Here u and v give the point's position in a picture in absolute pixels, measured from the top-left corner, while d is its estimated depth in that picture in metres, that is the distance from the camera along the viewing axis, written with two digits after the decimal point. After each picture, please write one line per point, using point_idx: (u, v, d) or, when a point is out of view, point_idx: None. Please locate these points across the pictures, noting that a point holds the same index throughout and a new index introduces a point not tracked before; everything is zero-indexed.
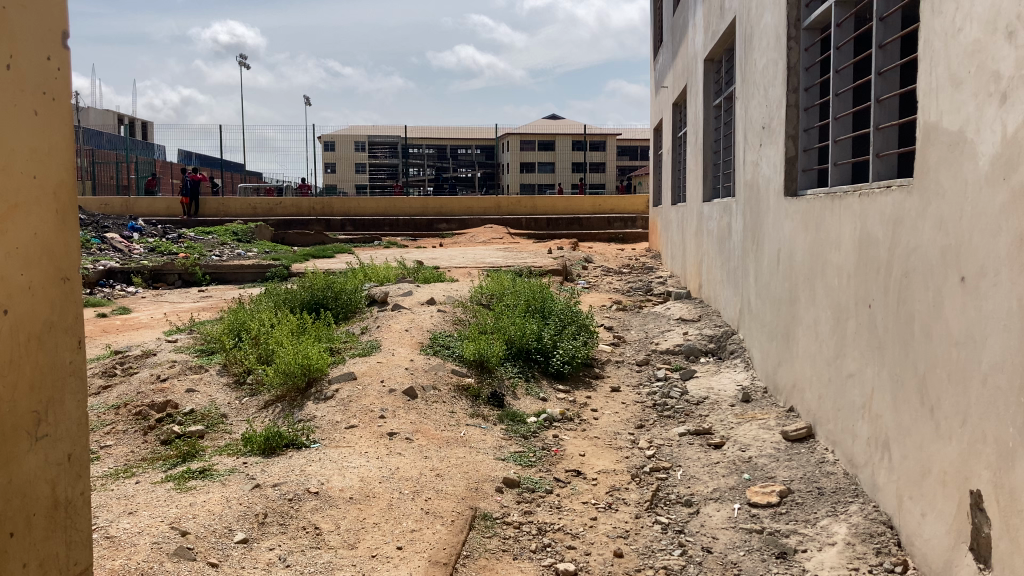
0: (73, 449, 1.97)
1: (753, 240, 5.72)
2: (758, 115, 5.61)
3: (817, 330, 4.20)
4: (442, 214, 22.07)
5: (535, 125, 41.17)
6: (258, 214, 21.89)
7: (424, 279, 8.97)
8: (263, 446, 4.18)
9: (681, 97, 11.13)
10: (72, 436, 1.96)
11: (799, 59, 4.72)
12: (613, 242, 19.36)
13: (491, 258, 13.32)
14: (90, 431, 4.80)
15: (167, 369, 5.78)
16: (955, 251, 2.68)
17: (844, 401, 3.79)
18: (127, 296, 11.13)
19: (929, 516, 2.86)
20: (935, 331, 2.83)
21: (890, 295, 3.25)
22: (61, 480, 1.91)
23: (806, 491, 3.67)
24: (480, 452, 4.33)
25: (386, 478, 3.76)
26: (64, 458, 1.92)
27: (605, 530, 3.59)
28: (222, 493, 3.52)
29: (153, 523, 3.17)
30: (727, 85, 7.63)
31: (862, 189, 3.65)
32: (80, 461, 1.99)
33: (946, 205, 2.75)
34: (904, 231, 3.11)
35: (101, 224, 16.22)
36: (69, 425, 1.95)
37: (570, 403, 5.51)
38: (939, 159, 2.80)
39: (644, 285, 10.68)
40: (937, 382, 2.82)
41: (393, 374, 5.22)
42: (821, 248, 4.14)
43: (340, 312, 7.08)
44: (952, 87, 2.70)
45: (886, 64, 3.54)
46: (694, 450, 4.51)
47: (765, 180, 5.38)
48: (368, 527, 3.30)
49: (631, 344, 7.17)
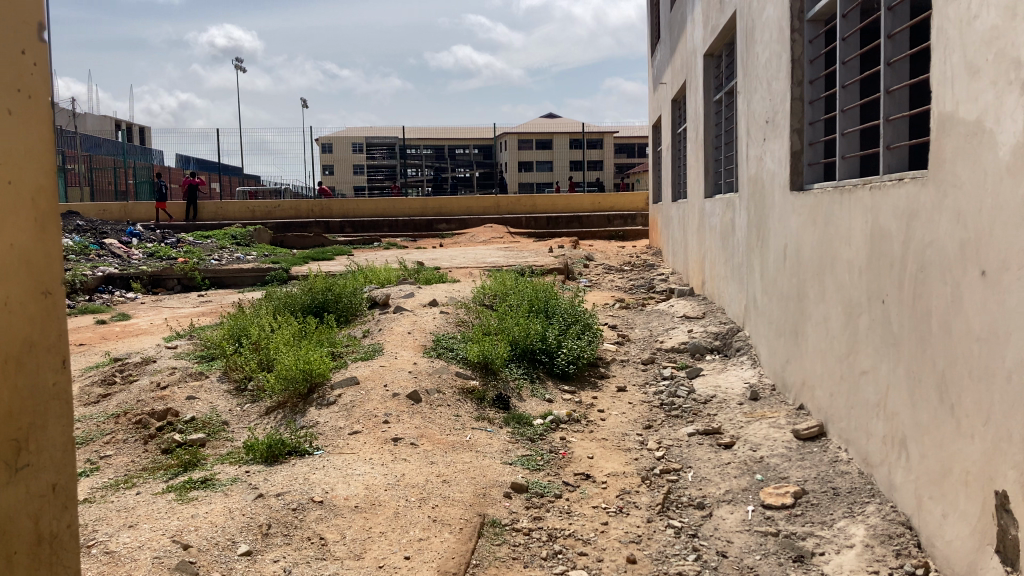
0: (59, 479, 1.90)
1: (758, 235, 5.64)
2: (762, 109, 5.52)
3: (827, 327, 4.13)
4: (441, 215, 21.99)
5: (534, 124, 41.04)
6: (256, 217, 21.80)
7: (425, 280, 8.90)
8: (266, 454, 4.09)
9: (680, 93, 11.05)
10: (57, 464, 1.88)
11: (803, 51, 4.64)
12: (613, 240, 19.32)
13: (492, 258, 13.22)
14: (90, 441, 4.72)
15: (167, 376, 5.69)
16: (975, 243, 2.61)
17: (857, 399, 3.71)
18: (126, 302, 11.05)
19: (951, 518, 2.78)
20: (955, 326, 2.75)
21: (904, 291, 3.17)
22: (46, 513, 1.84)
23: (821, 491, 3.59)
24: (486, 457, 4.26)
25: (392, 486, 3.68)
26: (48, 489, 1.85)
27: (617, 536, 3.51)
28: (225, 504, 3.44)
29: (154, 537, 3.09)
30: (728, 80, 7.56)
31: (872, 182, 3.57)
32: (66, 491, 1.92)
33: (964, 197, 2.67)
34: (918, 225, 3.03)
35: (100, 230, 16.13)
36: (54, 452, 1.87)
37: (576, 404, 5.43)
38: (955, 149, 2.73)
39: (646, 283, 10.60)
40: (957, 378, 2.74)
41: (396, 377, 5.15)
42: (829, 242, 4.06)
43: (340, 315, 7.00)
44: (968, 75, 2.63)
45: (895, 55, 3.46)
46: (704, 450, 4.43)
47: (770, 175, 5.29)
48: (374, 537, 3.22)
49: (636, 342, 7.10)
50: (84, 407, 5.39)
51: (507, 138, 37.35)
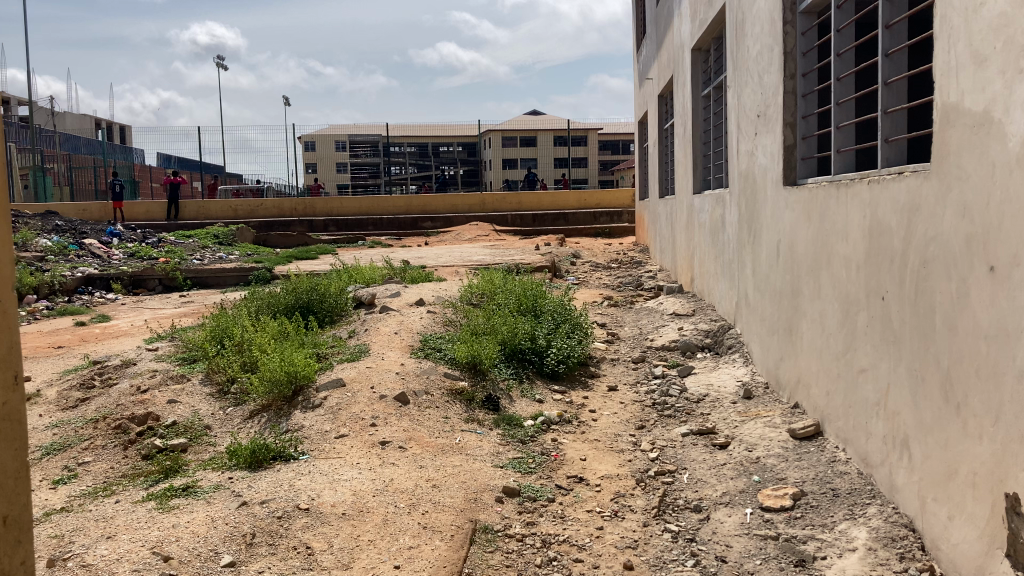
0: (10, 510, 1.77)
1: (750, 231, 5.56)
2: (753, 104, 5.45)
3: (823, 323, 4.05)
4: (426, 212, 21.83)
5: (518, 120, 40.87)
6: (239, 217, 21.53)
7: (412, 279, 8.78)
8: (249, 460, 3.95)
9: (666, 89, 11.00)
10: (9, 495, 1.75)
11: (795, 44, 4.56)
12: (597, 237, 19.34)
13: (479, 255, 13.12)
14: (68, 447, 4.55)
15: (148, 379, 5.51)
16: (982, 238, 2.53)
17: (856, 397, 3.64)
18: (105, 303, 10.83)
19: (956, 520, 2.71)
20: (961, 324, 2.68)
21: (906, 287, 3.10)
22: None
23: (821, 493, 3.52)
24: (477, 460, 4.15)
25: (381, 491, 3.56)
26: None
27: (613, 541, 3.41)
28: (207, 512, 3.31)
29: (133, 548, 2.94)
30: (716, 74, 7.48)
31: (870, 176, 3.49)
32: (19, 523, 1.79)
33: (970, 189, 2.59)
34: (921, 219, 2.96)
35: (79, 229, 15.82)
36: (6, 481, 1.74)
37: (567, 405, 5.33)
38: (960, 141, 2.66)
39: (634, 280, 10.53)
40: (964, 378, 2.67)
41: (383, 379, 5.02)
42: (825, 238, 3.98)
43: (325, 315, 6.85)
44: (975, 65, 2.55)
45: (893, 46, 3.37)
46: (699, 451, 4.34)
47: (762, 170, 5.21)
48: (363, 545, 3.10)
49: (626, 341, 7.00)
50: (61, 412, 5.21)
51: (491, 134, 37.01)
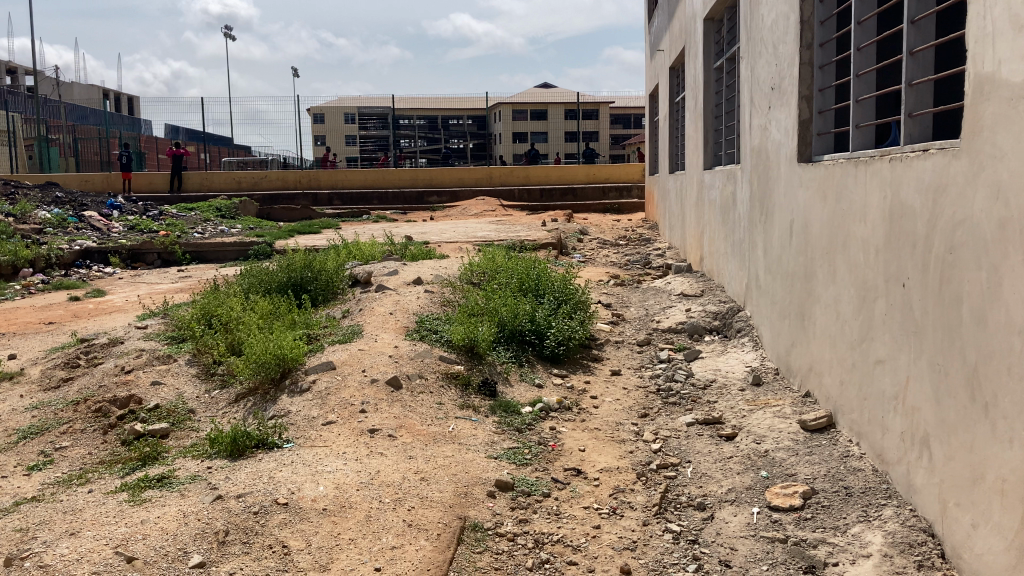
0: None
1: (761, 211, 5.30)
2: (766, 76, 5.14)
3: (837, 309, 3.80)
4: (432, 186, 21.51)
5: (528, 93, 40.24)
6: (243, 189, 21.29)
7: (413, 256, 8.54)
8: (230, 448, 3.76)
9: (677, 61, 10.62)
10: None
11: (812, 12, 4.27)
12: (607, 214, 18.56)
13: (484, 231, 12.84)
14: (45, 431, 4.38)
15: (133, 359, 5.33)
16: (1018, 223, 2.28)
17: (872, 391, 3.40)
18: (103, 278, 10.64)
19: (981, 529, 2.50)
20: (991, 317, 2.43)
21: (930, 274, 2.85)
22: None
23: (833, 491, 3.30)
24: (469, 450, 3.94)
25: (365, 485, 3.36)
26: None
27: (610, 541, 3.22)
28: (180, 506, 3.12)
29: (95, 547, 2.78)
30: (729, 45, 7.16)
31: (891, 153, 3.22)
32: None
33: (1006, 169, 2.33)
34: (948, 201, 2.70)
35: (79, 201, 15.59)
36: None
37: (567, 390, 5.12)
38: (995, 115, 2.39)
39: (642, 257, 10.24)
40: (993, 375, 2.43)
41: (376, 362, 4.82)
42: (841, 219, 3.73)
43: (320, 294, 6.65)
44: (1015, 30, 2.27)
45: (920, 12, 3.08)
46: (704, 442, 4.13)
47: (776, 146, 4.92)
48: (343, 545, 2.91)
49: (631, 322, 6.77)
50: (43, 392, 5.05)
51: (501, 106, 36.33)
